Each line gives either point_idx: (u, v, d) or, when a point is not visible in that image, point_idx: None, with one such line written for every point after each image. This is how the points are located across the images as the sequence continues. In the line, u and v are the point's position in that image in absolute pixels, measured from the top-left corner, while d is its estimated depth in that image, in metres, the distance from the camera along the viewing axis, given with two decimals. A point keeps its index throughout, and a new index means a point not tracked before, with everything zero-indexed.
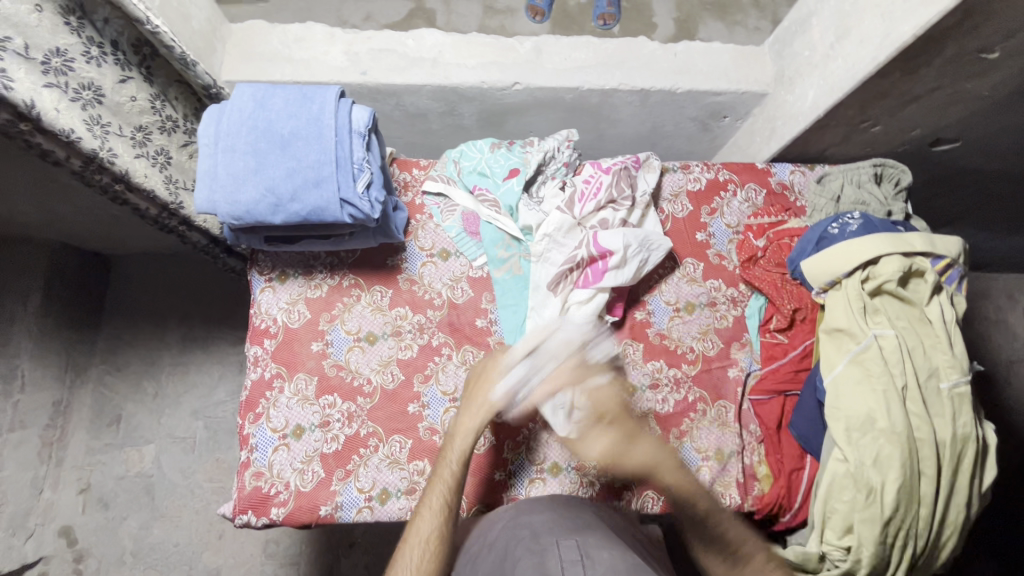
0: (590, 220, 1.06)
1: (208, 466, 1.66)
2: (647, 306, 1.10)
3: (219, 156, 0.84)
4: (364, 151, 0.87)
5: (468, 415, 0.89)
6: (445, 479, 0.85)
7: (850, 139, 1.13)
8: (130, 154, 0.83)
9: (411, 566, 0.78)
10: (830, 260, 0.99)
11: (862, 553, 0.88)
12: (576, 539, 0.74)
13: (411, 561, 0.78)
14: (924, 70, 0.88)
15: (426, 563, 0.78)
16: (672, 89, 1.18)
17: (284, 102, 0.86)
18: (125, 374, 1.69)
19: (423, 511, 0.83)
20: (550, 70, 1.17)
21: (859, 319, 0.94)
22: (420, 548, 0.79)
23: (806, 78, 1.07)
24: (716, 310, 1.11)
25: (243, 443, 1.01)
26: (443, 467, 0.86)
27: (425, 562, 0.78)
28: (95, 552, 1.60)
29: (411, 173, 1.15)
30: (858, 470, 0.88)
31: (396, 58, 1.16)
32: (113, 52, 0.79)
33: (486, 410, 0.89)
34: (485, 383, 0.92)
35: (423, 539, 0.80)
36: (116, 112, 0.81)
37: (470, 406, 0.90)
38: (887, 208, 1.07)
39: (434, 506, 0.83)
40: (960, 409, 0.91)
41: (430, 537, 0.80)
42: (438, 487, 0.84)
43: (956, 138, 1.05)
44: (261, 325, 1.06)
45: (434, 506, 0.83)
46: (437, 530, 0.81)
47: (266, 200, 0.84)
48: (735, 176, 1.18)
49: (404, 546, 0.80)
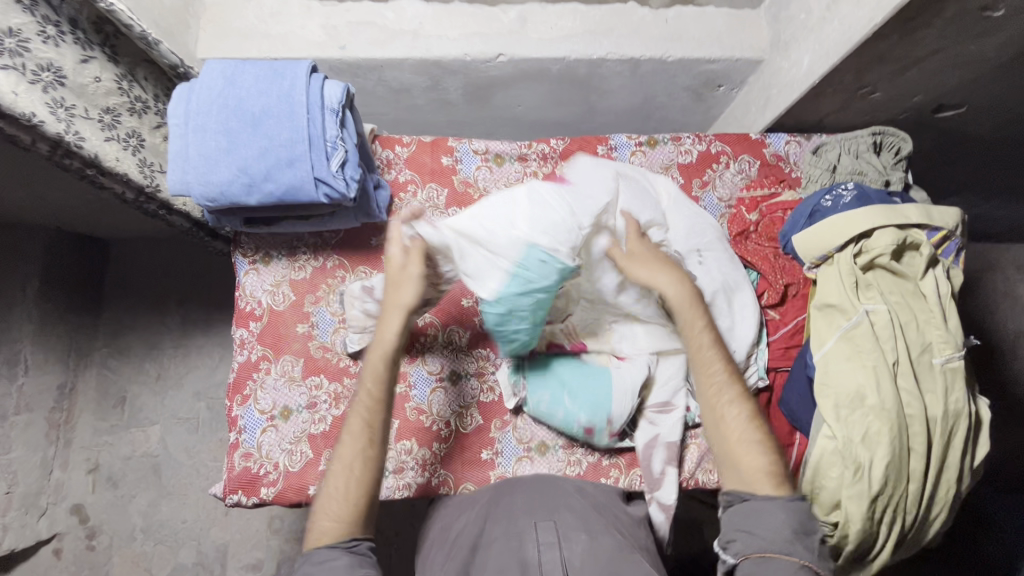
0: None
1: (212, 446, 1.68)
2: (611, 144, 1.15)
3: (190, 136, 0.82)
4: (339, 128, 0.85)
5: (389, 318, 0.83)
6: (371, 395, 0.81)
7: (849, 106, 1.08)
8: (99, 137, 0.82)
9: (343, 491, 0.76)
10: (823, 234, 0.96)
11: (849, 528, 0.88)
12: (553, 521, 0.81)
13: (339, 489, 0.76)
14: (924, 31, 0.83)
15: (351, 495, 0.76)
16: (663, 57, 1.13)
17: (254, 79, 0.84)
18: (126, 357, 1.71)
19: (344, 438, 0.79)
20: (535, 40, 1.13)
21: (908, 375, 0.87)
22: (343, 473, 0.77)
23: (802, 43, 1.02)
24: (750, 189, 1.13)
25: (232, 424, 1.01)
26: (345, 452, 0.78)
27: (348, 500, 0.76)
28: (106, 529, 1.64)
29: (394, 150, 1.12)
30: (846, 446, 0.87)
31: (376, 31, 1.12)
32: (71, 31, 0.77)
33: (406, 306, 0.83)
34: (402, 283, 0.85)
35: (342, 497, 0.76)
36: (81, 94, 0.79)
37: (388, 308, 0.84)
38: (885, 178, 1.04)
39: (348, 470, 0.77)
40: (952, 384, 0.88)
41: (348, 495, 0.76)
42: (340, 479, 0.77)
43: (959, 104, 1.01)
44: (246, 308, 1.06)
45: (353, 477, 0.77)
46: (360, 456, 0.78)
47: (240, 180, 0.82)
48: (728, 147, 1.15)
49: (331, 480, 0.77)
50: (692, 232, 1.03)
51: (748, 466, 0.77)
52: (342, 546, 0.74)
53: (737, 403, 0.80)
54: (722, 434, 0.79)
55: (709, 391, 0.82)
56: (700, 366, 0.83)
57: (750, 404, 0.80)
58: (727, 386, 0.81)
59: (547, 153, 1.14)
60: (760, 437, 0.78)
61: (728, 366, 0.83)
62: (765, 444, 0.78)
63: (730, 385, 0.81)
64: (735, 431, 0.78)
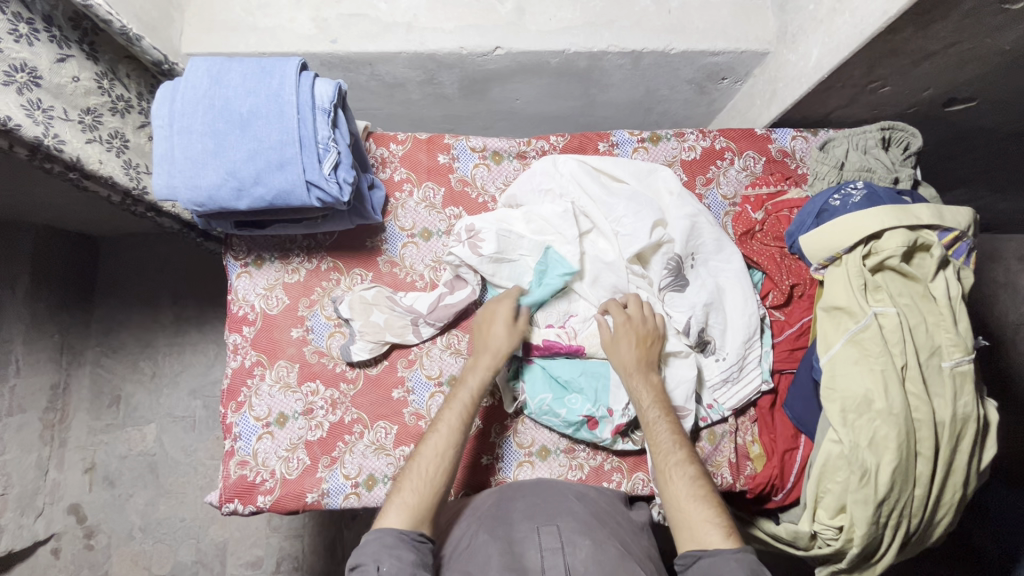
0: (651, 252, 1.01)
1: (208, 444, 1.66)
2: (612, 139, 1.12)
3: (176, 138, 0.79)
4: (330, 129, 0.81)
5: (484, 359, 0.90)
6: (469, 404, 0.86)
7: (858, 100, 1.05)
8: (80, 139, 0.79)
9: (422, 476, 0.79)
10: (833, 234, 0.94)
11: (855, 532, 0.87)
12: (556, 526, 0.77)
13: (424, 472, 0.80)
14: (940, 24, 0.80)
15: (437, 481, 0.79)
16: (665, 50, 1.10)
17: (241, 78, 0.80)
18: (120, 355, 1.68)
19: (439, 427, 0.84)
20: (534, 33, 1.09)
21: (917, 379, 0.85)
22: (435, 460, 0.80)
23: (811, 35, 0.98)
24: (757, 188, 1.10)
25: (227, 432, 0.99)
26: (432, 435, 0.83)
27: (435, 482, 0.79)
28: (104, 528, 1.62)
29: (389, 148, 1.08)
30: (852, 451, 0.86)
31: (368, 24, 1.08)
32: (46, 29, 0.73)
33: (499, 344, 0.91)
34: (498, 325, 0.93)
35: (426, 481, 0.79)
36: (58, 94, 0.76)
37: (485, 349, 0.91)
38: (894, 175, 1.01)
39: (439, 449, 0.82)
40: (962, 388, 0.87)
41: (434, 479, 0.79)
42: (425, 464, 0.81)
43: (971, 98, 0.98)
44: (239, 312, 1.03)
45: (441, 455, 0.81)
46: (454, 448, 0.82)
47: (228, 184, 0.79)
48: (732, 143, 1.12)
49: (418, 460, 0.81)
50: (692, 232, 1.01)
51: (698, 521, 0.75)
52: (407, 536, 0.74)
53: (683, 464, 0.81)
54: (672, 496, 0.79)
55: (659, 457, 0.83)
56: (651, 438, 0.84)
57: (695, 466, 0.81)
58: (674, 448, 0.82)
59: (546, 149, 1.11)
60: (706, 493, 0.78)
61: (676, 435, 0.85)
62: (709, 501, 0.77)
63: (677, 450, 0.82)
64: (682, 491, 0.78)
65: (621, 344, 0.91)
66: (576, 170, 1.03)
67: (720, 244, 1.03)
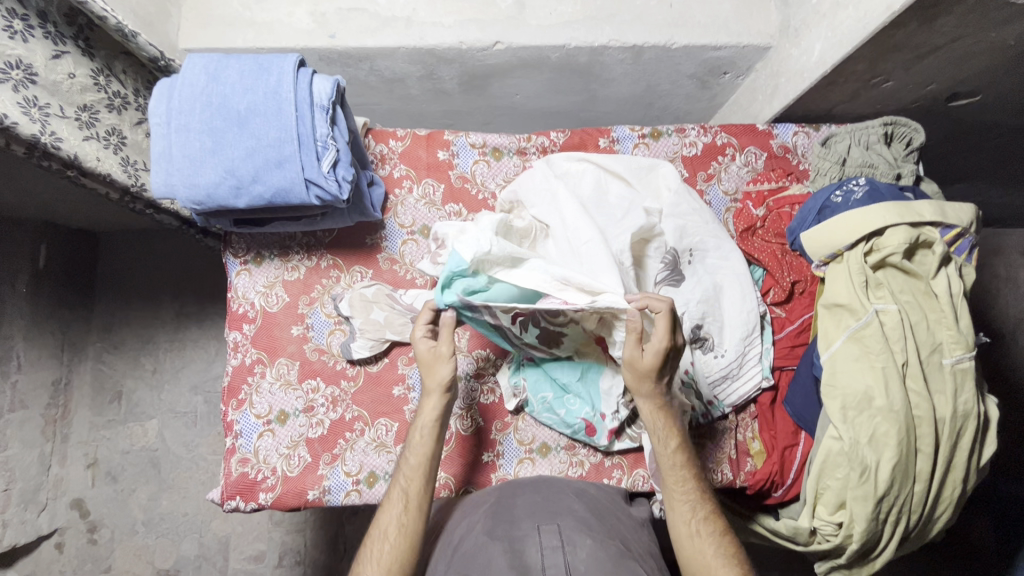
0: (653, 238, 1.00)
1: (210, 439, 1.66)
2: (613, 135, 1.12)
3: (173, 136, 0.78)
4: (329, 126, 0.81)
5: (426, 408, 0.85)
6: (412, 463, 0.83)
7: (861, 95, 1.04)
8: (77, 137, 0.78)
9: (381, 558, 0.76)
10: (835, 229, 0.93)
11: (854, 528, 0.87)
12: (557, 524, 0.77)
13: (382, 553, 0.77)
14: (944, 18, 0.80)
15: (392, 557, 0.77)
16: (667, 44, 1.09)
17: (238, 74, 0.79)
18: (121, 351, 1.68)
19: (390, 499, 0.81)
20: (533, 27, 1.08)
21: (918, 376, 0.85)
22: (387, 538, 0.77)
23: (813, 29, 0.97)
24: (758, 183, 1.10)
25: (228, 429, 0.99)
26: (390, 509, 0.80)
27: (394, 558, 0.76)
28: (107, 522, 1.63)
29: (388, 144, 1.08)
30: (853, 447, 0.86)
31: (367, 18, 1.07)
32: (41, 25, 0.72)
33: (442, 386, 0.85)
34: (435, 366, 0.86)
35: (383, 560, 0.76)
36: (55, 91, 0.75)
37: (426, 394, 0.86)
38: (897, 171, 1.00)
39: (387, 528, 0.79)
40: (962, 385, 0.87)
41: (391, 557, 0.77)
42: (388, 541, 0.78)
43: (975, 93, 0.97)
44: (239, 309, 1.03)
45: (393, 529, 0.78)
46: (397, 520, 0.79)
47: (227, 182, 0.79)
48: (734, 139, 1.11)
49: (376, 542, 0.78)
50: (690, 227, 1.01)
51: None
52: None
53: (709, 519, 0.80)
54: (695, 551, 0.78)
55: (682, 506, 0.81)
56: (673, 485, 0.82)
57: (719, 518, 0.81)
58: (700, 503, 0.81)
59: (546, 146, 1.10)
60: (731, 552, 0.78)
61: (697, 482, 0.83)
62: (730, 561, 0.77)
63: (701, 502, 0.81)
64: (708, 549, 0.78)
65: (652, 379, 0.82)
66: (569, 165, 1.04)
67: (720, 240, 1.02)
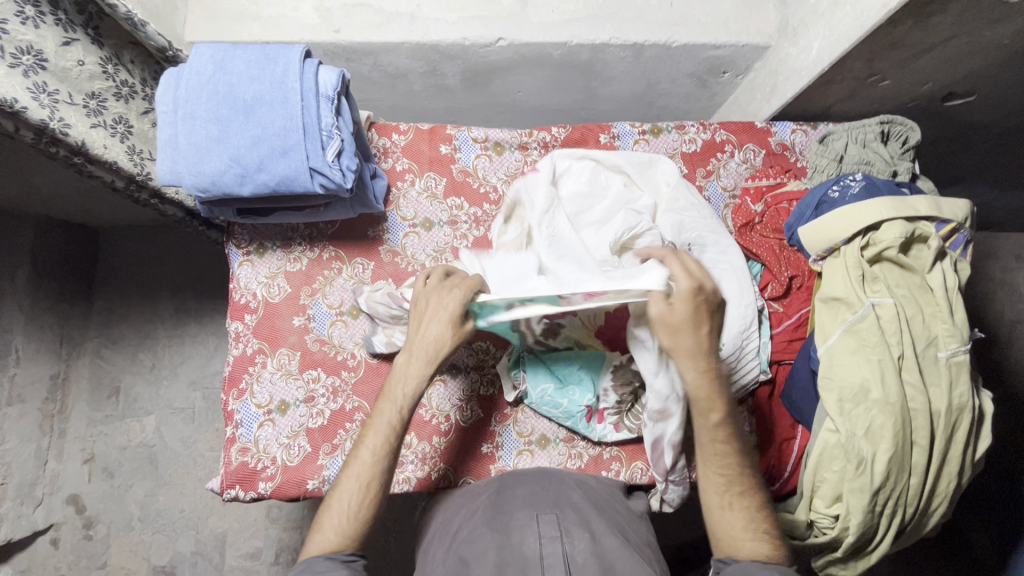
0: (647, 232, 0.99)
1: (208, 435, 1.66)
2: (614, 131, 1.13)
3: (179, 124, 0.79)
4: (334, 116, 0.82)
5: (418, 360, 0.85)
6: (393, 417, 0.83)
7: (858, 93, 1.06)
8: (85, 124, 0.79)
9: (345, 510, 0.77)
10: (831, 224, 0.95)
11: (850, 521, 0.88)
12: (555, 514, 0.78)
13: (345, 506, 0.78)
14: (938, 18, 0.81)
15: (358, 507, 0.78)
16: (667, 42, 1.10)
17: (245, 64, 0.81)
18: (120, 347, 1.68)
19: (360, 454, 0.81)
20: (536, 24, 1.09)
21: (914, 369, 0.86)
22: (356, 493, 0.78)
23: (811, 28, 0.99)
24: (756, 181, 1.11)
25: (228, 419, 1.00)
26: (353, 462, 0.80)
27: (362, 510, 0.78)
28: (103, 518, 1.62)
29: (391, 138, 1.09)
30: (849, 440, 0.87)
31: (372, 14, 1.09)
32: (52, 12, 0.74)
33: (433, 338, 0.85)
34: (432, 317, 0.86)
35: (351, 511, 0.78)
36: (64, 78, 0.76)
37: (416, 347, 0.85)
38: (892, 168, 1.01)
39: (355, 481, 0.79)
40: (958, 377, 0.88)
41: (360, 508, 0.78)
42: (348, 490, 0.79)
43: (970, 92, 0.99)
44: (241, 300, 1.04)
45: (362, 481, 0.79)
46: (376, 476, 0.80)
47: (232, 170, 0.80)
48: (733, 136, 1.13)
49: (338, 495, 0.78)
50: (688, 223, 1.03)
51: (750, 551, 0.76)
52: (337, 559, 0.75)
53: (746, 493, 0.79)
54: (725, 522, 0.78)
55: (715, 474, 0.80)
56: (709, 453, 0.80)
57: (757, 492, 0.80)
58: (740, 479, 0.79)
59: (548, 141, 1.12)
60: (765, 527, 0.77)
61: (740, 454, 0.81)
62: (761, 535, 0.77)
63: (740, 476, 0.79)
64: (739, 522, 0.78)
65: (687, 340, 0.80)
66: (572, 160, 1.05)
67: (718, 235, 1.03)
